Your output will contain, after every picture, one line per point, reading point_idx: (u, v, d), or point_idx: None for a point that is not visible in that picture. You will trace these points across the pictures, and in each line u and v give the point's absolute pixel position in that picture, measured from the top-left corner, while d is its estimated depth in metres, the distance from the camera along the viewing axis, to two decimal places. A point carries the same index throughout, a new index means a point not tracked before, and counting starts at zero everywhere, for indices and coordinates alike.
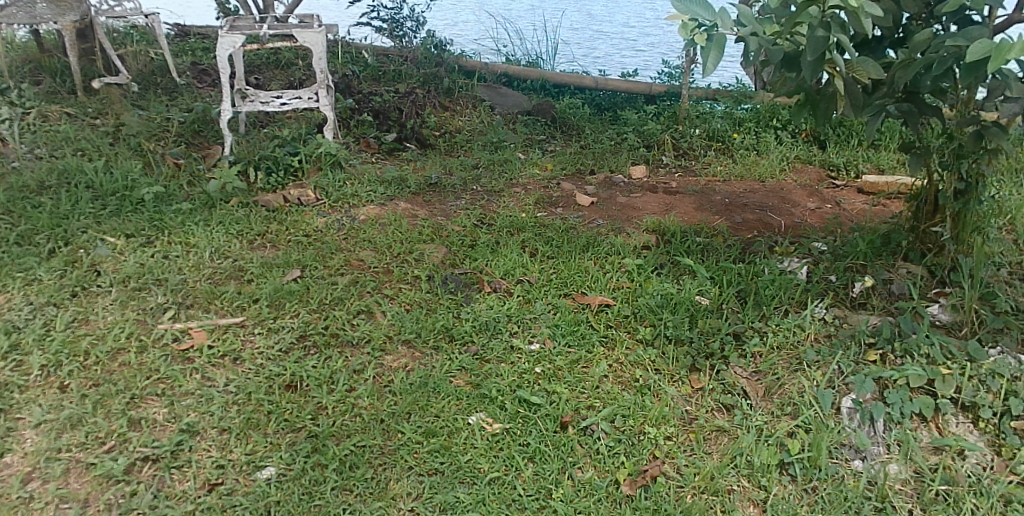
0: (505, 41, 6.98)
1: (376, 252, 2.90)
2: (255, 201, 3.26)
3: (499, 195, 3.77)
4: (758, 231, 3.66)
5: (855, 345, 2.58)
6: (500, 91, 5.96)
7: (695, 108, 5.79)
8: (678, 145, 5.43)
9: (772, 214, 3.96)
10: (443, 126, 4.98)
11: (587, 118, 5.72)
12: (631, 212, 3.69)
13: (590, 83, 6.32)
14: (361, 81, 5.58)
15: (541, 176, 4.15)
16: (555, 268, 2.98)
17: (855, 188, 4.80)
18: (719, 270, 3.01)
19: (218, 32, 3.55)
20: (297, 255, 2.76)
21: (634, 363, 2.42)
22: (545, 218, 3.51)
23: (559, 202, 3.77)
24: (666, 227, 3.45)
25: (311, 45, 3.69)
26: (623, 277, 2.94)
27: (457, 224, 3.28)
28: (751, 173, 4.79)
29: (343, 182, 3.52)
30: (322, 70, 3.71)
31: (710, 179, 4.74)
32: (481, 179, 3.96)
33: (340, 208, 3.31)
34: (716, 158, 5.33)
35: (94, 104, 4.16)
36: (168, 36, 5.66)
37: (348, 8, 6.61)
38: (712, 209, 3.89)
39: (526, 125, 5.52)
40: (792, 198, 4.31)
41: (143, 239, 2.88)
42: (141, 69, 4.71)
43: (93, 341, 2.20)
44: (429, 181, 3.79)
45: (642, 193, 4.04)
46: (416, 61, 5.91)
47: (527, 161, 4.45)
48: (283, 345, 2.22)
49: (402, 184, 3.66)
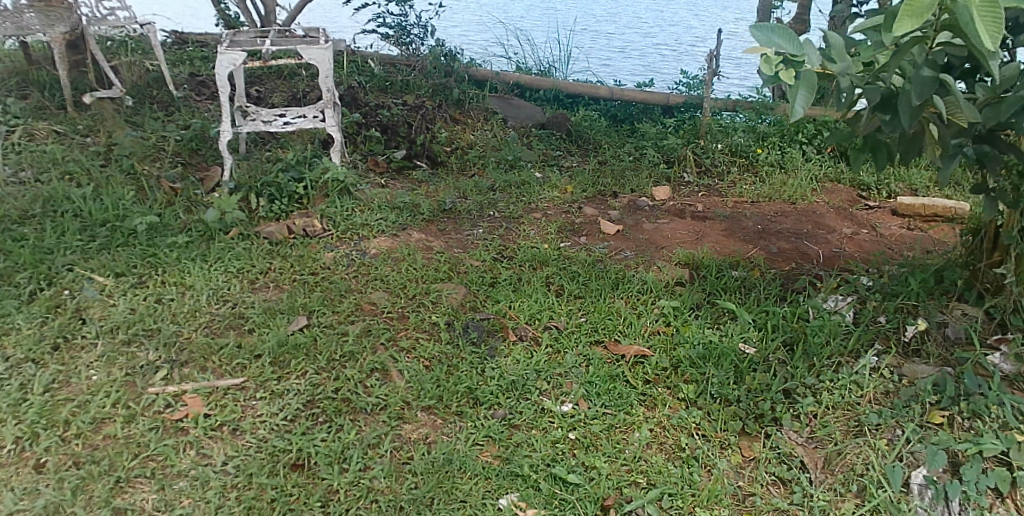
0: (516, 48, 6.75)
1: (389, 293, 2.66)
2: (257, 233, 3.01)
3: (517, 223, 3.53)
4: (795, 264, 3.41)
5: (918, 405, 2.32)
6: (512, 102, 5.71)
7: (716, 122, 5.55)
8: (700, 161, 5.20)
9: (808, 242, 3.71)
10: (454, 143, 4.75)
11: (603, 132, 5.49)
12: (660, 242, 3.45)
13: (605, 93, 6.08)
14: (368, 92, 5.34)
15: (561, 199, 3.90)
16: (583, 312, 2.74)
17: (889, 210, 4.55)
18: (762, 315, 2.76)
19: (217, 48, 3.31)
20: (302, 298, 2.52)
21: (677, 428, 2.18)
22: (568, 250, 3.26)
23: (582, 230, 3.52)
24: (700, 261, 3.21)
25: (317, 62, 3.43)
26: (658, 321, 2.70)
27: (476, 257, 3.04)
28: (779, 194, 4.54)
29: (352, 210, 3.28)
30: (329, 89, 3.46)
31: (736, 200, 4.50)
32: (498, 204, 3.71)
33: (349, 239, 3.07)
34: (740, 176, 5.09)
35: (84, 121, 3.93)
36: (165, 45, 5.43)
37: (353, 15, 6.40)
38: (744, 237, 3.64)
39: (541, 140, 5.28)
40: (825, 223, 4.07)
41: (134, 278, 2.64)
42: (135, 82, 4.47)
43: (75, 409, 1.96)
44: (444, 207, 3.56)
45: (668, 218, 3.80)
46: (425, 70, 5.69)
47: (546, 182, 4.20)
48: (288, 413, 1.98)
49: (414, 211, 3.43)
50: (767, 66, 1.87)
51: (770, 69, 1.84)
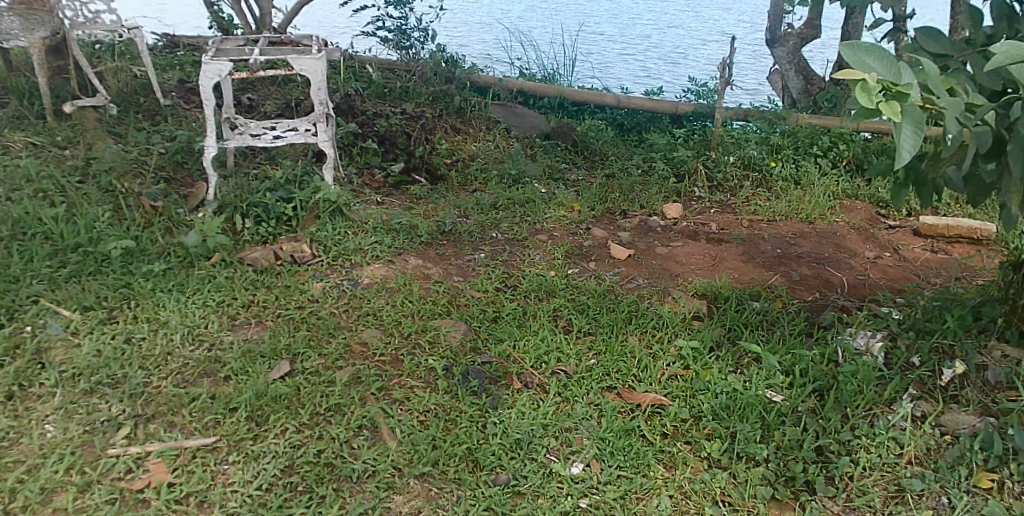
0: (519, 53, 6.53)
1: (382, 331, 2.43)
2: (240, 259, 2.79)
3: (522, 246, 3.30)
4: (819, 294, 3.19)
5: (964, 467, 2.09)
6: (516, 110, 5.48)
7: (728, 133, 5.34)
8: (712, 175, 4.98)
9: (831, 268, 3.49)
10: (454, 155, 4.53)
11: (610, 142, 5.27)
12: (674, 268, 3.23)
13: (611, 101, 5.85)
14: (365, 99, 5.12)
15: (568, 218, 3.68)
16: (594, 353, 2.51)
17: (912, 230, 4.32)
18: (789, 358, 2.53)
19: (202, 58, 3.07)
20: (286, 338, 2.30)
21: (699, 493, 1.95)
22: (577, 278, 3.04)
23: (590, 254, 3.29)
24: (718, 292, 2.99)
25: (310, 74, 3.16)
26: (676, 363, 2.48)
27: (477, 287, 2.82)
28: (796, 212, 4.32)
29: (344, 233, 3.05)
30: (322, 102, 3.22)
31: (751, 219, 4.27)
32: (501, 225, 3.48)
33: (340, 266, 2.84)
34: (753, 192, 4.87)
35: (64, 132, 3.71)
36: (155, 48, 5.21)
37: (352, 17, 6.19)
38: (764, 262, 3.42)
39: (545, 151, 5.06)
40: (847, 245, 3.84)
41: (104, 313, 2.42)
42: (121, 88, 4.26)
43: (23, 475, 1.74)
44: (443, 228, 3.33)
45: (682, 240, 3.57)
46: (425, 77, 5.47)
47: (552, 198, 3.97)
48: (263, 481, 1.76)
49: (412, 233, 3.20)
50: (867, 97, 1.37)
51: (872, 99, 1.34)
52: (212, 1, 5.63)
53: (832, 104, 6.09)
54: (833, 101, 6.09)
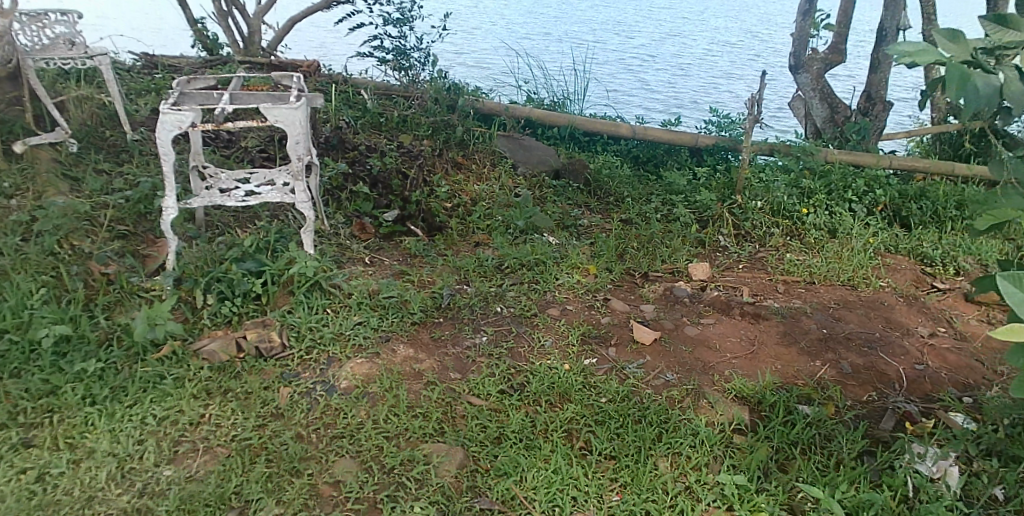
0: (527, 78, 6.11)
1: (359, 462, 1.99)
2: (197, 352, 2.36)
3: (531, 325, 2.85)
4: (875, 394, 2.74)
5: None
6: (523, 143, 5.05)
7: (754, 175, 4.91)
8: (738, 223, 4.55)
9: (884, 352, 3.04)
10: (455, 200, 4.10)
11: (625, 181, 4.85)
12: (706, 357, 2.79)
13: (626, 132, 5.43)
14: (359, 132, 4.71)
15: (583, 284, 3.23)
16: (618, 487, 2.07)
17: (962, 294, 3.89)
18: (852, 498, 2.10)
19: (161, 106, 2.62)
20: (237, 478, 1.87)
21: None
22: (595, 372, 2.59)
23: (609, 335, 2.84)
24: (760, 394, 2.54)
25: (286, 126, 2.70)
26: (715, 503, 2.05)
27: (477, 391, 2.37)
28: (835, 273, 3.87)
29: (322, 315, 2.60)
30: (300, 158, 2.76)
31: (785, 281, 3.83)
32: (507, 296, 3.02)
33: (314, 360, 2.39)
34: (784, 242, 4.43)
35: (12, 176, 3.30)
36: (132, 70, 4.85)
37: (347, 36, 5.82)
38: (809, 347, 2.96)
39: (556, 192, 4.63)
40: (897, 319, 3.40)
41: (20, 432, 1.99)
42: (85, 122, 3.85)
43: None
44: (440, 301, 2.89)
45: (714, 315, 3.12)
46: (425, 108, 5.05)
47: (566, 256, 3.51)
48: None
49: (404, 310, 2.76)
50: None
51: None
52: (195, 19, 5.28)
53: (859, 136, 5.85)
54: (863, 132, 5.80)
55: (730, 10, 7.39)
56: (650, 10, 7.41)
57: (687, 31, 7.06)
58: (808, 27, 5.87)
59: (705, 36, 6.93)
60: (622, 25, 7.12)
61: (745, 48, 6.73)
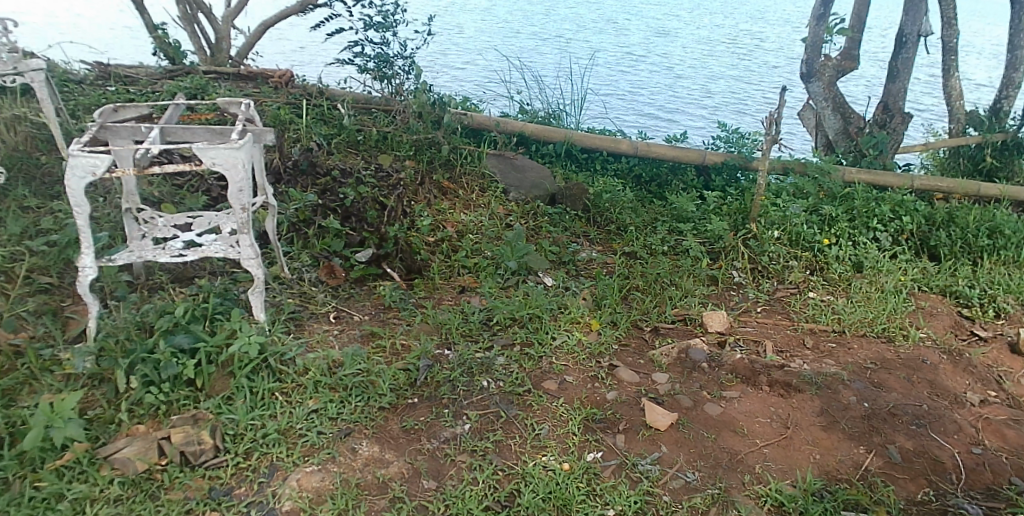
0: (521, 87, 5.63)
1: None
2: (107, 459, 1.92)
3: (523, 407, 2.38)
4: (931, 492, 2.31)
5: None
6: (516, 163, 4.60)
7: (769, 200, 4.48)
8: (754, 257, 4.10)
9: (934, 432, 2.62)
10: (439, 233, 3.65)
11: (628, 207, 4.39)
12: (731, 444, 2.35)
13: (627, 149, 4.98)
14: (334, 154, 4.24)
15: (585, 346, 2.77)
16: None
17: (1010, 345, 3.46)
18: None
19: (70, 146, 2.13)
20: None
21: None
22: (601, 473, 2.13)
23: (617, 416, 2.40)
24: (799, 504, 2.10)
25: (227, 170, 2.23)
26: None
27: (457, 510, 1.92)
28: (867, 322, 3.44)
29: (267, 404, 2.15)
30: (245, 207, 2.30)
31: (811, 331, 3.39)
32: (495, 365, 2.57)
33: (254, 472, 1.95)
34: (805, 278, 3.99)
35: None
36: (83, 83, 4.37)
37: (324, 42, 5.33)
38: (848, 427, 2.53)
39: (552, 221, 4.18)
40: (942, 384, 2.99)
41: None
42: (15, 146, 3.37)
43: None
44: (415, 376, 2.43)
45: (738, 386, 2.67)
46: (407, 125, 4.58)
47: (566, 307, 3.06)
48: None
49: (372, 391, 2.30)
50: None
51: None
52: (155, 24, 4.78)
53: (877, 150, 5.41)
54: (880, 146, 5.37)
55: (739, 12, 6.90)
56: (652, 14, 6.94)
57: (692, 35, 6.58)
58: (820, 31, 5.31)
59: (711, 41, 6.46)
60: (623, 29, 6.63)
61: (754, 54, 6.26)
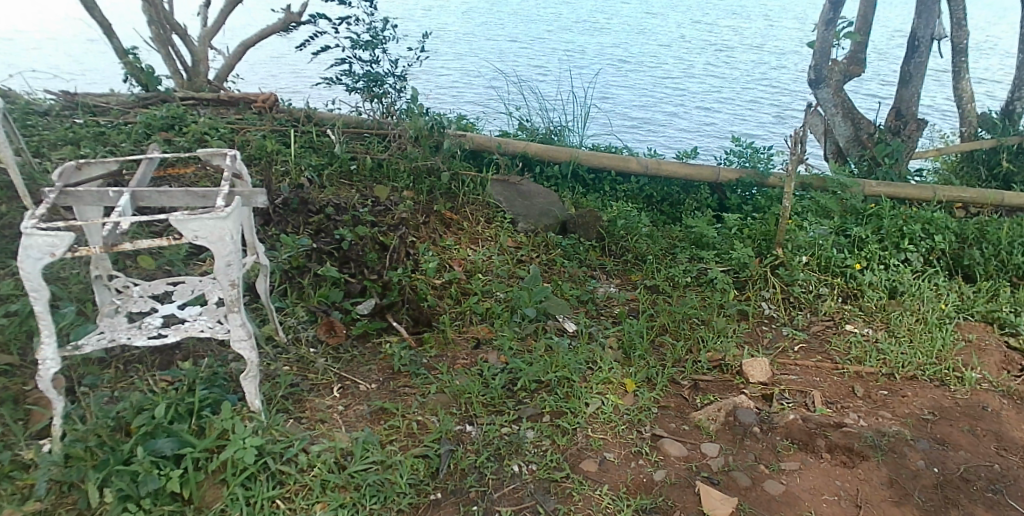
0: (520, 102, 5.29)
1: None
2: None
3: (562, 498, 2.08)
4: None
5: None
6: (523, 190, 4.28)
7: (794, 222, 4.18)
8: (786, 288, 3.77)
9: (1018, 500, 2.33)
10: (445, 276, 3.33)
11: (645, 233, 4.08)
12: None
13: (637, 168, 4.68)
14: (325, 188, 3.90)
15: (623, 413, 2.48)
16: None
17: None
18: None
19: (25, 225, 1.81)
20: None
21: None
22: None
23: (671, 505, 2.09)
24: None
25: (211, 244, 1.91)
26: None
27: None
28: (917, 363, 3.15)
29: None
30: (234, 283, 1.98)
31: (858, 376, 3.10)
32: (525, 443, 2.26)
33: None
34: (839, 309, 3.69)
35: None
36: (49, 116, 4.01)
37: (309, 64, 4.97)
38: (925, 502, 2.25)
39: (564, 253, 3.87)
40: (1013, 436, 2.71)
41: None
42: None
43: None
44: (435, 466, 2.12)
45: (797, 456, 2.39)
46: (403, 151, 4.23)
47: (594, 363, 2.74)
48: None
49: (388, 490, 1.99)
50: None
51: None
52: (126, 50, 4.43)
53: (892, 158, 5.07)
54: (896, 154, 5.05)
55: (742, 17, 6.62)
56: (652, 20, 6.64)
57: (695, 40, 6.27)
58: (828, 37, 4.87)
59: (716, 47, 6.16)
60: (622, 37, 6.32)
61: (762, 60, 5.96)
